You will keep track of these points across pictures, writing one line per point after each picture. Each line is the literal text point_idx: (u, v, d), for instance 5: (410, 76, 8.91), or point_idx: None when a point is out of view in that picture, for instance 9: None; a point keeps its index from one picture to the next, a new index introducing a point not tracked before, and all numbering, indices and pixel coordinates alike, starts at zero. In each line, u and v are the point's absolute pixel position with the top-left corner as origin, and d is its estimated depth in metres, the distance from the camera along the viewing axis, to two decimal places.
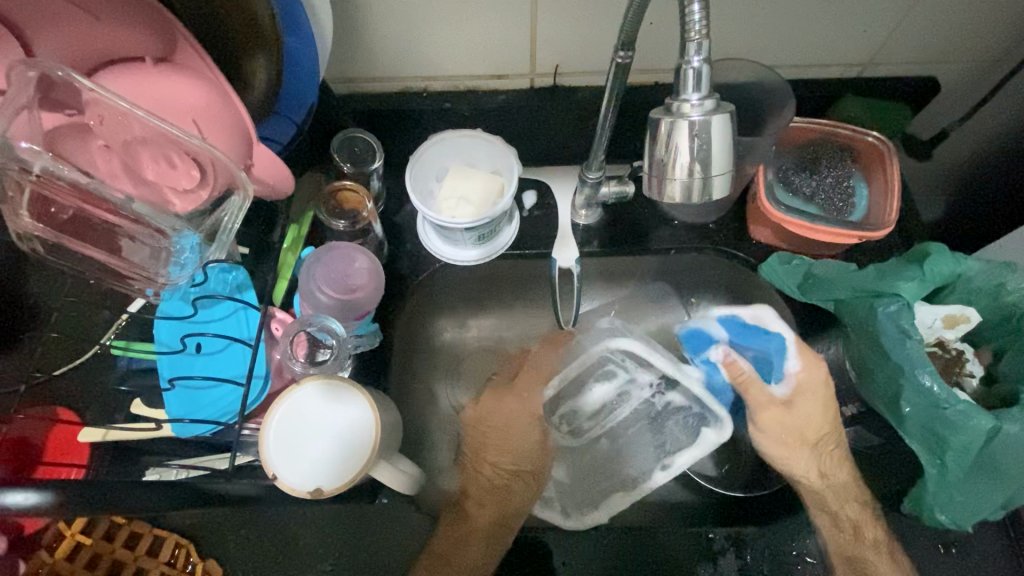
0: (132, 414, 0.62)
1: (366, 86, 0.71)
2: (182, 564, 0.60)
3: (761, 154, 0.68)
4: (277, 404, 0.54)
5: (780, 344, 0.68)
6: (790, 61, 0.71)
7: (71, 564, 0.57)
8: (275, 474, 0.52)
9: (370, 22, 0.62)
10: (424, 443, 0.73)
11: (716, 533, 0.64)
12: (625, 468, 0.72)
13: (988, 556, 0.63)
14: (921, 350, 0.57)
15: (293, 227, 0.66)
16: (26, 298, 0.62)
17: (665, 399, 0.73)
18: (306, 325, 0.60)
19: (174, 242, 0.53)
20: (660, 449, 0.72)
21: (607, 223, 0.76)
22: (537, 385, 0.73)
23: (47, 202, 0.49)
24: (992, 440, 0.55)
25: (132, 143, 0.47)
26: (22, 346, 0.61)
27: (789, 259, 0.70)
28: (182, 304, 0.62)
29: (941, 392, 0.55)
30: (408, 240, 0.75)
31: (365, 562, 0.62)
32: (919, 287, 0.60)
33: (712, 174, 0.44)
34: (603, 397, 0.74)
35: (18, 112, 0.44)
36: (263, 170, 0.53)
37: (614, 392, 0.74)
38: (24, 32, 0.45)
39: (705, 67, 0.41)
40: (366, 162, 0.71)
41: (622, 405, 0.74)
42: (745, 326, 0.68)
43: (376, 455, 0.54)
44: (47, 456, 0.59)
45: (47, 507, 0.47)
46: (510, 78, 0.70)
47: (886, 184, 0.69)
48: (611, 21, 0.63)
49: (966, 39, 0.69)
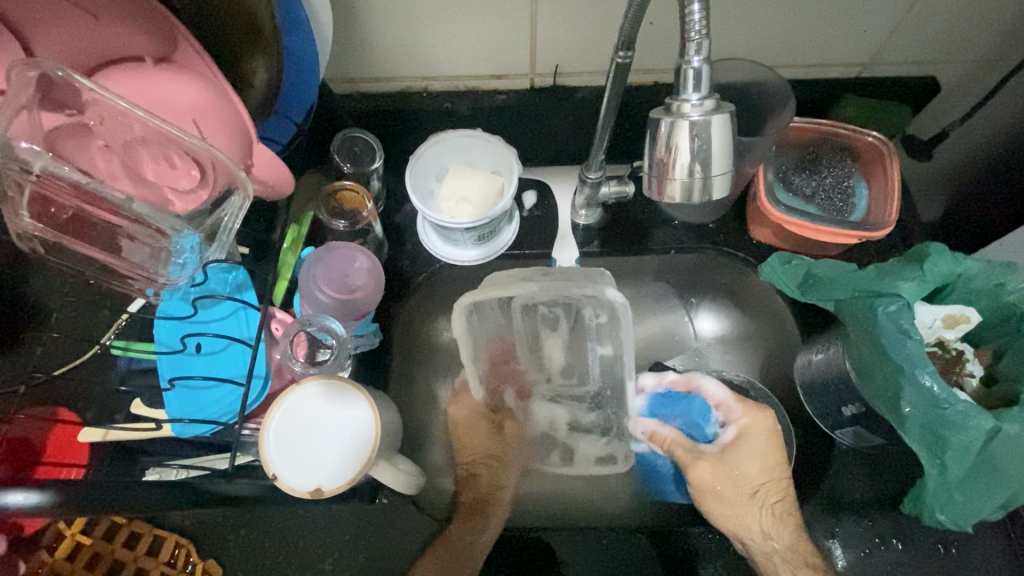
0: (132, 414, 0.62)
1: (366, 86, 0.71)
2: (182, 564, 0.60)
3: (761, 154, 0.68)
4: (277, 403, 0.54)
5: (701, 406, 0.69)
6: (790, 62, 0.71)
7: (72, 564, 0.57)
8: (275, 474, 0.52)
9: (371, 22, 0.62)
10: (424, 443, 0.73)
11: (715, 533, 0.65)
12: (513, 384, 0.73)
13: (989, 558, 0.62)
14: (922, 349, 0.57)
15: (293, 227, 0.66)
16: (27, 297, 0.62)
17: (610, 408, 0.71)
18: (306, 325, 0.60)
19: (173, 242, 0.53)
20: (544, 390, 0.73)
21: (607, 223, 0.76)
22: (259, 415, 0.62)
23: (47, 202, 0.49)
24: (992, 439, 0.55)
25: (132, 143, 0.48)
26: (23, 346, 0.62)
27: (789, 259, 0.70)
28: (182, 304, 0.62)
29: (941, 392, 0.55)
30: (408, 239, 0.75)
31: (365, 562, 0.62)
32: (918, 287, 0.60)
33: (713, 173, 0.44)
34: (570, 346, 0.70)
35: (18, 112, 0.44)
36: (263, 170, 0.53)
37: (596, 351, 0.69)
38: (24, 32, 0.45)
39: (705, 67, 0.41)
40: (365, 163, 0.71)
41: (610, 376, 0.70)
42: (664, 395, 0.69)
43: (376, 455, 0.54)
44: (47, 456, 0.59)
45: (47, 507, 0.47)
46: (510, 78, 0.70)
47: (886, 184, 0.69)
48: (612, 20, 0.63)
49: (967, 38, 0.68)
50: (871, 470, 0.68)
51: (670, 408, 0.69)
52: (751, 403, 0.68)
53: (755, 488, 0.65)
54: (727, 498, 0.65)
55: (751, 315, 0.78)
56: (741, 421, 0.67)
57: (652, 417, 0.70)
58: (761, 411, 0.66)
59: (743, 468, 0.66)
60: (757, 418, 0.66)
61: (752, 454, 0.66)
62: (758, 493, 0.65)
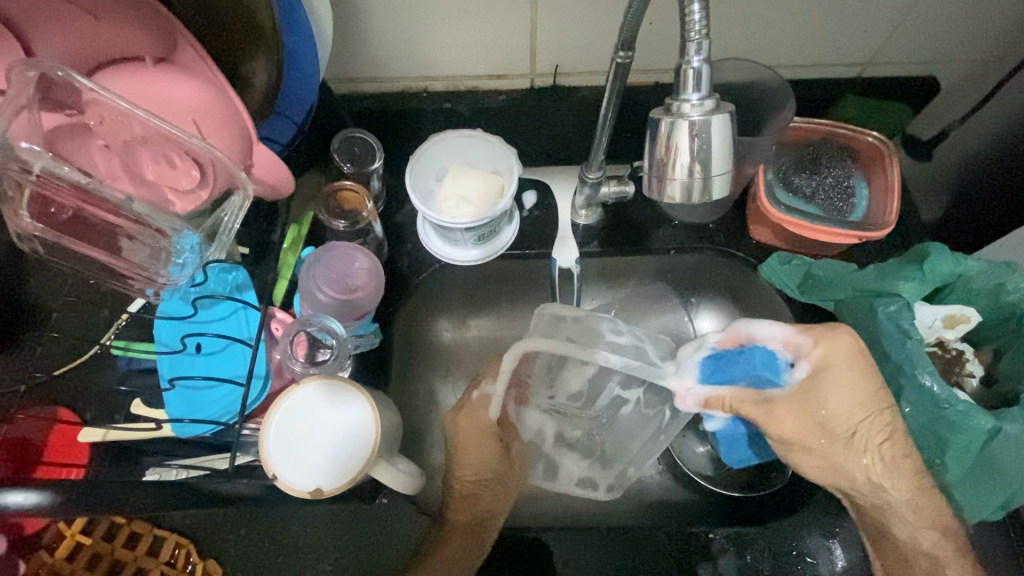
0: (132, 414, 0.62)
1: (366, 86, 0.71)
2: (182, 564, 0.60)
3: (761, 154, 0.68)
4: (277, 403, 0.54)
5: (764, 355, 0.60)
6: (790, 62, 0.71)
7: (71, 564, 0.57)
8: (275, 474, 0.52)
9: (370, 22, 0.62)
10: (424, 443, 0.73)
11: (716, 532, 0.64)
12: (538, 421, 0.73)
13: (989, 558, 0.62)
14: (921, 350, 0.57)
15: (293, 227, 0.67)
16: (26, 298, 0.62)
17: (619, 408, 0.72)
18: (306, 326, 0.60)
19: (173, 242, 0.53)
20: (556, 423, 0.73)
21: (607, 223, 0.76)
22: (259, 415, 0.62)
23: (46, 202, 0.49)
24: (992, 440, 0.55)
25: (132, 143, 0.48)
26: (24, 346, 0.62)
27: (789, 259, 0.69)
28: (182, 304, 0.62)
29: (940, 392, 0.55)
30: (408, 239, 0.75)
31: (365, 562, 0.62)
32: (919, 288, 0.61)
33: (713, 173, 0.44)
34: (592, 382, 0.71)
35: (18, 112, 0.44)
36: (263, 170, 0.53)
37: (615, 394, 0.72)
38: (24, 32, 0.45)
39: (705, 67, 0.41)
40: (366, 162, 0.70)
41: (612, 408, 0.72)
42: (716, 355, 0.60)
43: (376, 455, 0.54)
44: (47, 457, 0.59)
45: (46, 507, 0.47)
46: (510, 78, 0.71)
47: (886, 184, 0.69)
48: (612, 20, 0.63)
49: (966, 38, 0.68)
50: None
51: (725, 368, 0.60)
52: (822, 332, 0.60)
53: (877, 439, 0.60)
54: (829, 457, 0.61)
55: (751, 315, 0.78)
56: (816, 352, 0.59)
57: (709, 381, 0.61)
58: (838, 334, 0.59)
59: (828, 408, 0.61)
60: (839, 339, 0.59)
61: (831, 382, 0.60)
62: (879, 443, 0.60)
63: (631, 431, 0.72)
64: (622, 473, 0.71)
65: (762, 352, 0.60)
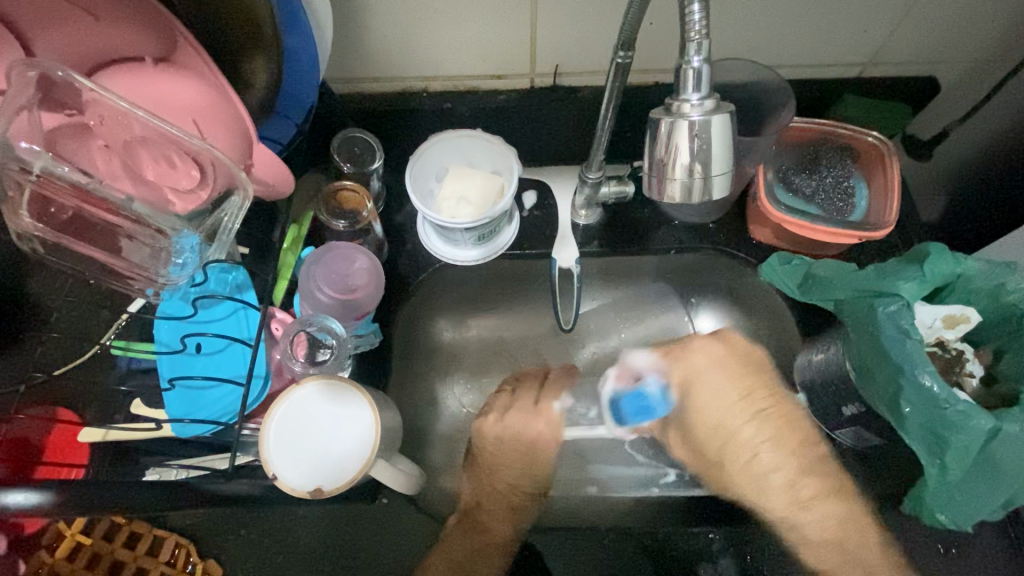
0: (132, 414, 0.61)
1: (366, 86, 0.71)
2: (182, 564, 0.60)
3: (761, 154, 0.68)
4: (277, 403, 0.54)
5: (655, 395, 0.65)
6: (790, 62, 0.71)
7: (71, 564, 0.58)
8: (275, 474, 0.52)
9: (370, 22, 0.62)
10: (424, 443, 0.74)
11: (716, 533, 0.64)
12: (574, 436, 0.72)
13: (988, 558, 0.62)
14: (921, 350, 0.56)
15: (293, 227, 0.66)
16: (26, 298, 0.63)
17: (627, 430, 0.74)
18: (306, 326, 0.60)
19: (173, 242, 0.53)
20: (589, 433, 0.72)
21: (607, 223, 0.76)
22: (258, 415, 0.62)
23: (46, 202, 0.49)
24: (992, 440, 0.55)
25: (132, 143, 0.48)
26: (23, 347, 0.62)
27: (789, 259, 0.70)
28: (182, 304, 0.62)
29: (940, 392, 0.55)
30: (407, 239, 0.75)
31: (365, 562, 0.62)
32: (918, 287, 0.60)
33: (712, 174, 0.44)
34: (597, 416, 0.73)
35: (18, 112, 0.44)
36: (263, 169, 0.53)
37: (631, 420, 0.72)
38: (24, 32, 0.45)
39: (705, 67, 0.41)
40: (365, 162, 0.70)
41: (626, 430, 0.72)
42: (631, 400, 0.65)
43: (376, 455, 0.54)
44: (47, 457, 0.60)
45: (46, 507, 0.47)
46: (510, 78, 0.70)
47: (886, 184, 0.69)
48: (612, 20, 0.63)
49: (966, 38, 0.68)
50: (871, 470, 0.68)
51: (639, 412, 0.65)
52: (675, 350, 0.69)
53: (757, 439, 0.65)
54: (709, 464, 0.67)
55: (751, 315, 0.78)
56: (681, 366, 0.68)
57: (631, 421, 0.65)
58: (689, 351, 0.68)
59: (699, 413, 0.67)
60: (693, 353, 0.68)
61: (710, 388, 0.67)
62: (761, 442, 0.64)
63: (602, 456, 0.77)
64: (571, 487, 0.75)
65: (632, 396, 0.64)
